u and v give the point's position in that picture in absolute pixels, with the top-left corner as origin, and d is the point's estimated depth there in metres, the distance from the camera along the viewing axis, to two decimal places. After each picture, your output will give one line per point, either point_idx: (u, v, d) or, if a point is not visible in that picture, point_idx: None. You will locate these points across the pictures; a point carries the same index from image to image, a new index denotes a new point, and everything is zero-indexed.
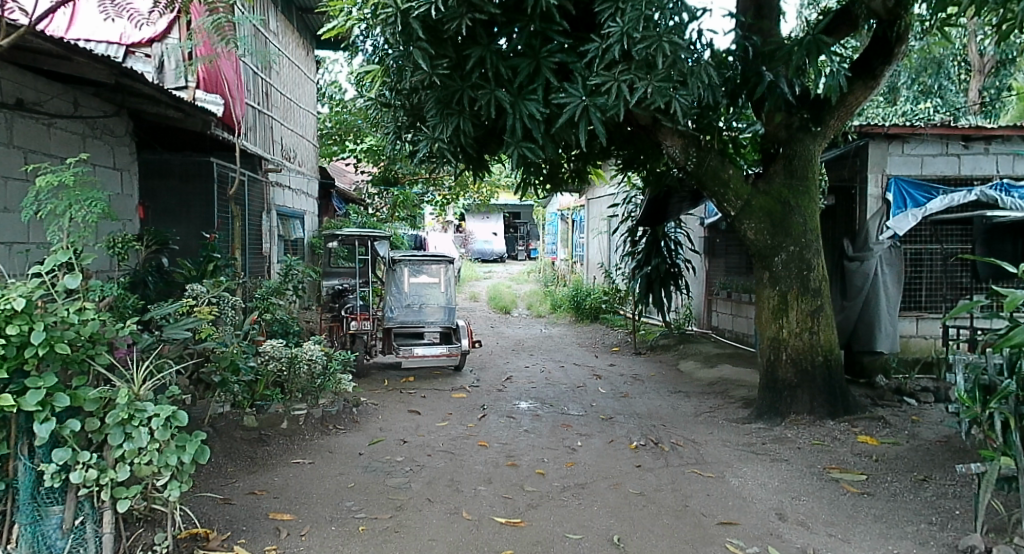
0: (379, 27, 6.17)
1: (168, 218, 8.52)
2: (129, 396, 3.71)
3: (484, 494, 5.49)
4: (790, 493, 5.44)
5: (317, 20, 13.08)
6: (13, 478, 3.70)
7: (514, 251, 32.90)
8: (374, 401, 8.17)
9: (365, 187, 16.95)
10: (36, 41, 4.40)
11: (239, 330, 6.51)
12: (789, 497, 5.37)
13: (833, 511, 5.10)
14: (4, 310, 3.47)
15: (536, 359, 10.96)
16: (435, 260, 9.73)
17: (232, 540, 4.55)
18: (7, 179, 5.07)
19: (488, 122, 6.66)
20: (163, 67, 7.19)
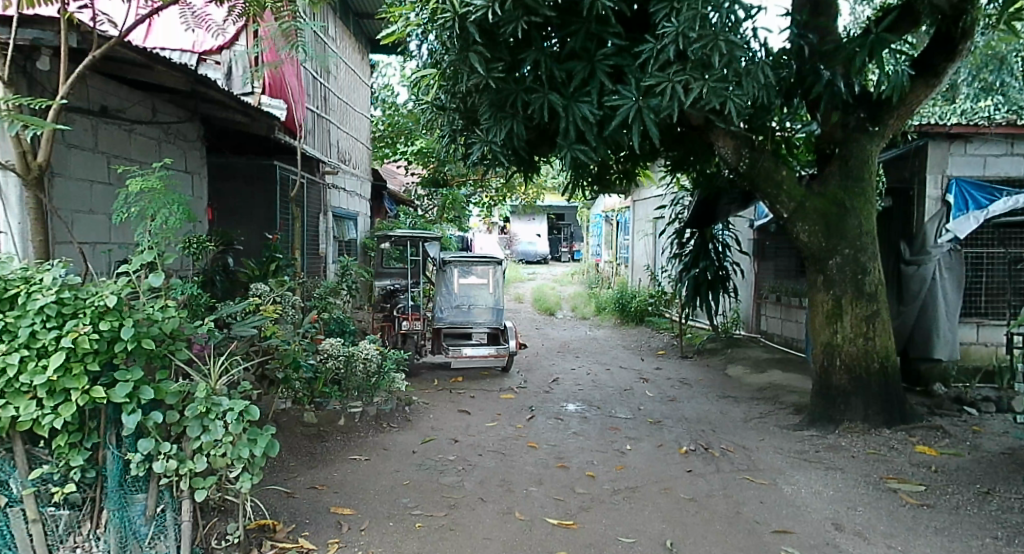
0: (436, 31, 6.28)
1: (232, 220, 8.77)
2: (206, 391, 3.89)
3: (537, 495, 5.57)
4: (845, 503, 5.40)
5: (374, 26, 13.32)
6: (103, 466, 3.85)
7: (557, 253, 32.87)
8: (425, 400, 8.31)
9: (415, 188, 17.22)
10: (123, 51, 4.61)
11: (298, 328, 6.71)
12: (845, 507, 5.33)
13: (891, 523, 5.06)
14: (96, 308, 3.67)
15: (582, 361, 11.01)
16: (482, 260, 9.82)
17: (297, 532, 4.71)
18: (93, 183, 5.30)
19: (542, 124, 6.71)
20: (231, 74, 7.43)
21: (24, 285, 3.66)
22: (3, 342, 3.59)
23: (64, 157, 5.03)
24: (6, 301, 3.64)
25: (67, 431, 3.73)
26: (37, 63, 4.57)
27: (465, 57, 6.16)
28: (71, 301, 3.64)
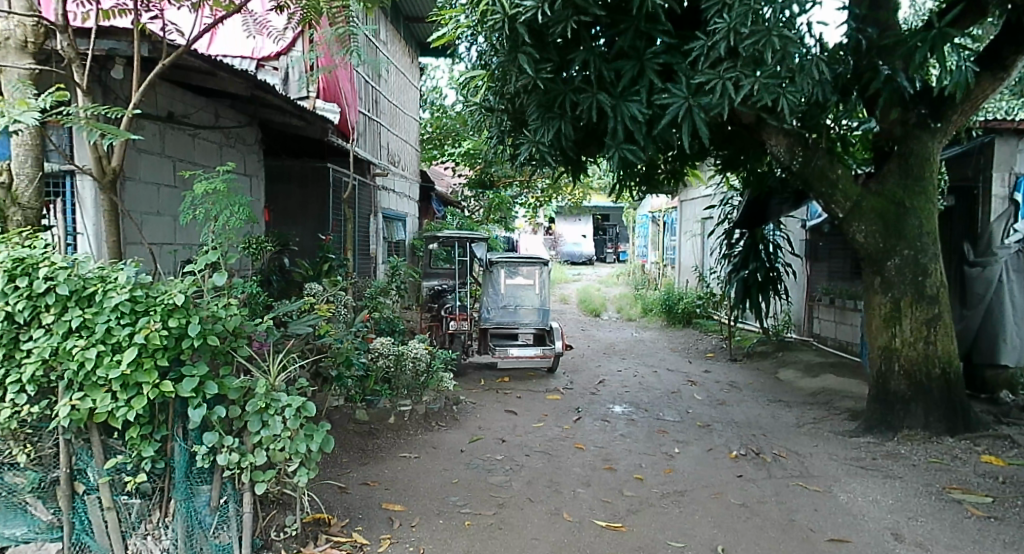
0: (486, 33, 6.35)
1: (287, 221, 8.98)
2: (266, 386, 4.02)
3: (584, 496, 5.59)
4: (906, 513, 5.31)
5: (424, 29, 13.47)
6: (171, 458, 4.01)
7: (602, 254, 32.73)
8: (473, 400, 8.40)
9: (462, 189, 17.41)
10: (190, 59, 4.78)
11: (351, 327, 6.85)
12: (906, 517, 5.24)
13: (956, 535, 4.96)
14: (165, 305, 3.82)
15: (628, 362, 10.98)
16: (528, 260, 9.87)
17: (350, 527, 4.81)
18: (160, 186, 5.50)
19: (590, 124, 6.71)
20: (288, 78, 7.57)
21: (100, 284, 3.81)
22: (82, 337, 3.77)
23: (134, 161, 5.24)
24: (84, 299, 3.81)
25: (138, 424, 3.90)
26: (111, 71, 4.83)
27: (514, 58, 6.22)
28: (142, 299, 3.80)
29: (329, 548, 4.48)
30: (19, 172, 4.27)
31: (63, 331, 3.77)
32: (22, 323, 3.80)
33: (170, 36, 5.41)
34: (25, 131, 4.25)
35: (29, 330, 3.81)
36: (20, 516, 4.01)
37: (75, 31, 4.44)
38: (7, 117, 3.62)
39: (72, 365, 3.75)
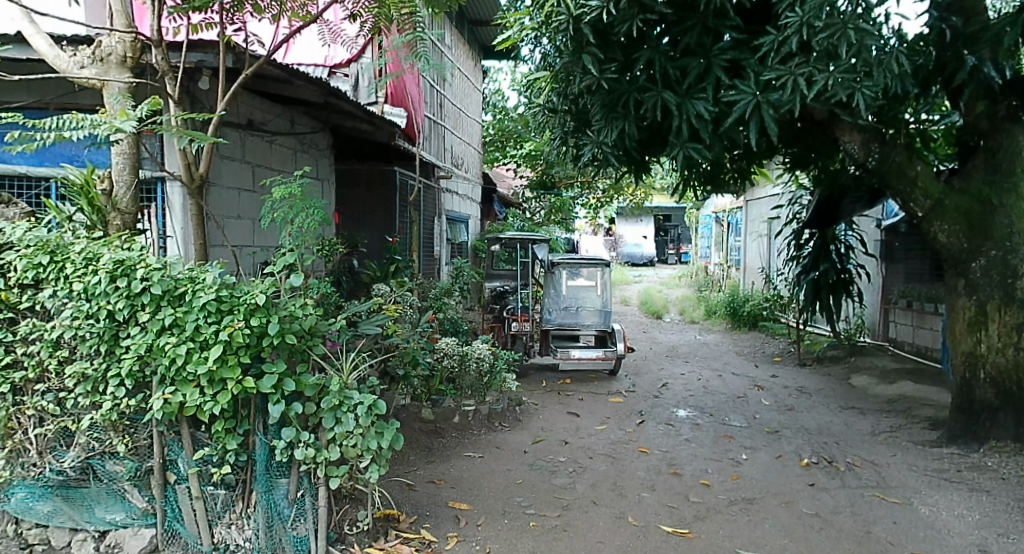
0: (550, 35, 6.33)
1: (356, 224, 9.22)
2: (340, 384, 4.14)
3: (649, 501, 5.59)
4: (994, 529, 5.15)
5: (487, 32, 13.58)
6: (252, 451, 4.17)
7: (663, 255, 32.36)
8: (535, 401, 8.46)
9: (523, 191, 17.48)
10: (269, 68, 4.98)
11: (417, 327, 6.97)
12: (994, 533, 5.09)
13: None
14: (247, 305, 3.98)
15: (692, 366, 10.87)
16: (591, 262, 9.90)
17: (418, 524, 4.89)
18: (240, 192, 5.72)
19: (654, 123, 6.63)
20: (359, 84, 7.79)
21: (189, 284, 4.01)
22: (174, 335, 3.97)
23: (218, 167, 5.46)
24: (175, 298, 4.01)
25: (223, 418, 4.07)
26: (199, 83, 5.09)
27: (578, 58, 6.21)
28: (227, 298, 3.97)
29: (400, 543, 4.54)
30: (118, 179, 4.53)
31: (157, 328, 3.97)
32: (121, 321, 4.01)
33: (255, 48, 5.77)
34: (124, 140, 4.51)
35: (127, 328, 4.03)
36: (119, 502, 4.25)
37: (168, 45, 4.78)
38: (106, 126, 3.83)
39: (165, 361, 3.95)
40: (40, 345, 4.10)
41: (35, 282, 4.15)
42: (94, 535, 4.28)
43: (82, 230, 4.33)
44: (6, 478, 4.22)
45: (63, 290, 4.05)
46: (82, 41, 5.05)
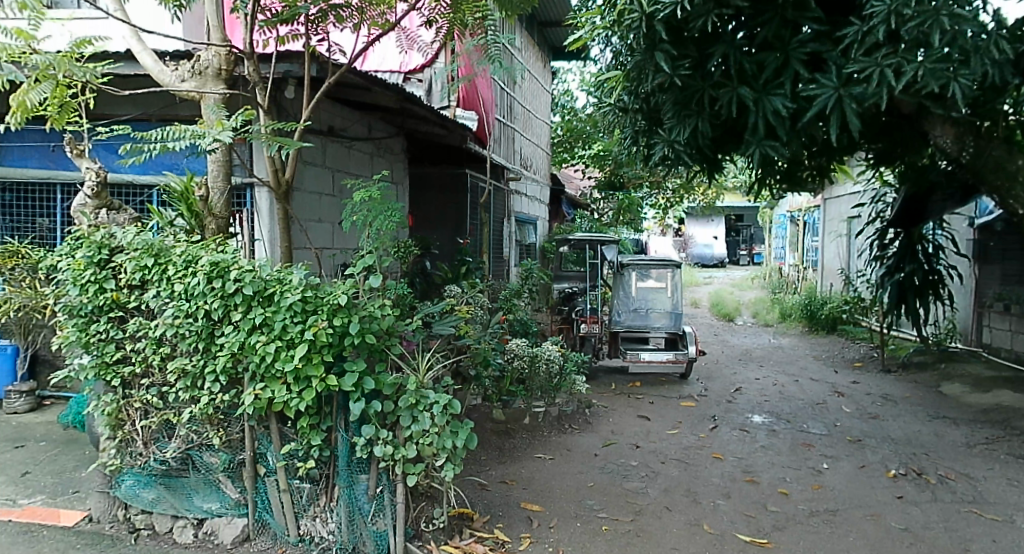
0: (621, 33, 6.21)
1: (429, 227, 9.38)
2: (416, 383, 4.24)
3: (725, 509, 5.52)
4: None
5: (557, 34, 13.62)
6: (334, 447, 4.31)
7: (735, 256, 31.78)
8: (604, 404, 8.44)
9: (591, 192, 17.41)
10: (350, 76, 5.15)
11: (488, 328, 7.07)
12: None
13: None
14: (330, 305, 4.12)
15: (767, 370, 10.66)
16: (660, 263, 9.86)
17: (491, 523, 4.94)
18: (321, 196, 5.94)
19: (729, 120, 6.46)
20: (432, 90, 7.92)
21: (277, 284, 4.16)
22: (264, 333, 4.14)
23: (302, 172, 5.68)
24: (264, 298, 4.17)
25: (308, 414, 4.23)
26: (285, 92, 5.36)
27: (651, 56, 6.12)
28: (312, 299, 4.12)
29: (474, 542, 4.61)
30: (213, 186, 4.77)
31: (248, 327, 4.16)
32: (216, 320, 4.22)
33: (335, 57, 5.95)
34: (219, 149, 4.70)
35: (222, 327, 4.23)
36: (214, 492, 4.45)
37: (258, 57, 4.99)
38: (207, 137, 4.02)
39: (256, 358, 4.14)
40: (146, 342, 4.31)
41: (142, 283, 4.38)
42: (193, 522, 4.47)
43: (182, 234, 4.55)
44: (116, 467, 4.47)
45: (165, 291, 4.26)
46: (183, 57, 5.34)
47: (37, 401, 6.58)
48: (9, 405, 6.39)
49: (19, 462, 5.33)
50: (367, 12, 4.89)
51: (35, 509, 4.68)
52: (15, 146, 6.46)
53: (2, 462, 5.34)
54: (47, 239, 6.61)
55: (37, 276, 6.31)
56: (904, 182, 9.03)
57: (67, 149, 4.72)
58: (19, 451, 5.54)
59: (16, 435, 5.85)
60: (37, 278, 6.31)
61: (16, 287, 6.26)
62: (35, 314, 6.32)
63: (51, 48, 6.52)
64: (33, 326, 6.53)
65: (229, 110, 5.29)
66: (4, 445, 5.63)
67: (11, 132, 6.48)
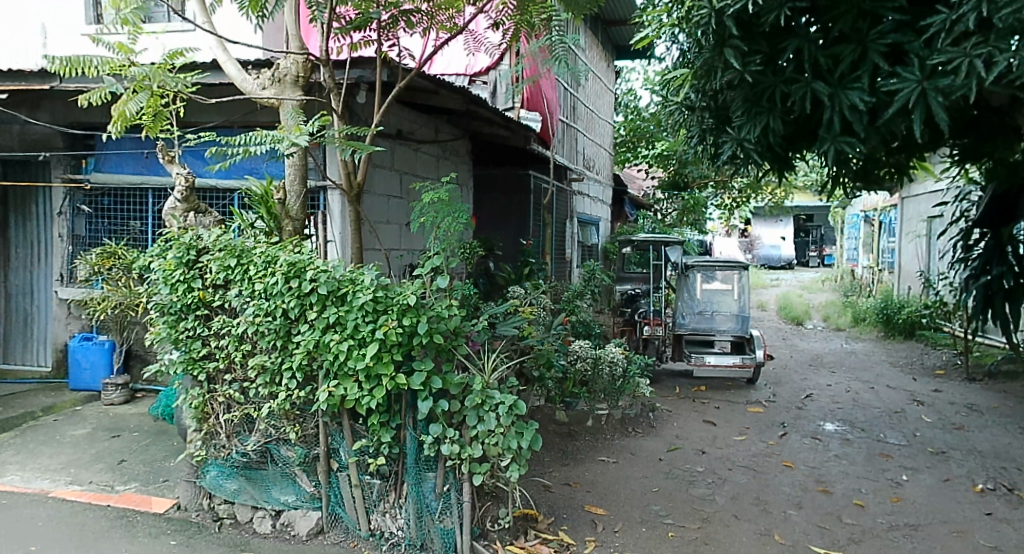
0: (690, 30, 5.99)
1: (491, 228, 9.41)
2: (482, 383, 4.29)
3: (797, 519, 5.42)
4: None
5: (621, 32, 13.53)
6: (403, 444, 4.40)
7: (804, 257, 31.04)
8: (668, 408, 8.36)
9: (654, 192, 17.23)
10: (418, 80, 5.27)
11: (550, 330, 7.09)
12: None
13: None
14: (399, 305, 4.21)
15: (839, 377, 10.38)
16: (725, 264, 9.64)
17: (556, 525, 4.96)
18: (389, 198, 6.08)
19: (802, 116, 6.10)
20: (496, 91, 8.11)
21: (350, 285, 4.27)
22: (337, 332, 4.26)
23: (372, 175, 5.82)
24: (338, 298, 4.29)
25: (378, 411, 4.32)
26: (357, 97, 5.54)
27: (720, 52, 5.83)
28: (382, 299, 4.21)
29: (540, 543, 4.64)
30: (290, 190, 4.94)
31: (322, 326, 4.27)
32: (293, 318, 4.34)
33: (405, 61, 6.09)
34: (295, 153, 4.89)
35: (298, 325, 4.35)
36: (291, 485, 4.59)
37: (333, 63, 5.12)
38: (285, 141, 4.16)
39: (329, 356, 4.25)
40: (229, 339, 4.48)
41: (225, 282, 4.54)
42: (271, 513, 4.63)
43: (261, 235, 4.70)
44: (202, 458, 4.64)
45: (246, 290, 4.41)
46: (264, 66, 5.49)
47: (131, 394, 6.88)
48: (107, 396, 6.67)
49: (116, 451, 5.60)
50: (436, 16, 5.02)
51: (130, 495, 4.92)
52: (113, 153, 6.81)
53: (101, 450, 5.61)
54: (138, 242, 6.92)
55: (131, 276, 6.62)
56: (995, 178, 8.48)
57: (159, 156, 4.95)
58: (115, 440, 5.80)
59: (112, 425, 6.13)
60: (132, 278, 6.64)
61: (113, 286, 6.58)
62: (129, 310, 6.65)
63: (146, 60, 6.93)
64: (127, 322, 6.86)
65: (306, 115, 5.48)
66: (101, 434, 5.91)
67: (112, 140, 6.86)
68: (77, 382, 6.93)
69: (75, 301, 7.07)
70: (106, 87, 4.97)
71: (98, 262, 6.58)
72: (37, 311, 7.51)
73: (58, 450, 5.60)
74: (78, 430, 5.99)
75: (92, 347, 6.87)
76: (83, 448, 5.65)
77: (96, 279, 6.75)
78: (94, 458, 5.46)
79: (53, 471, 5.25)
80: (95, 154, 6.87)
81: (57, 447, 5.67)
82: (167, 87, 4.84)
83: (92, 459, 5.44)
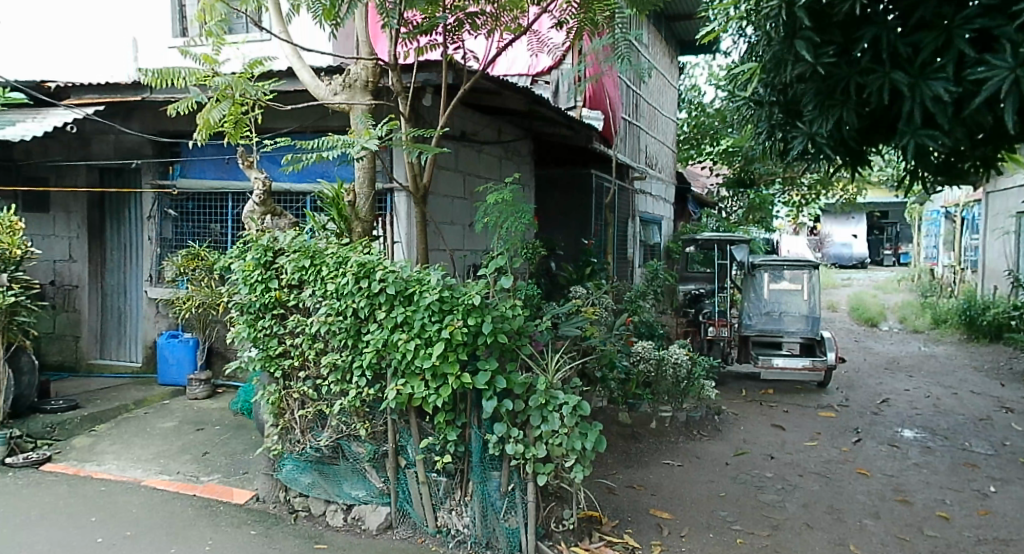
0: (758, 23, 5.84)
1: (553, 227, 9.44)
2: (546, 384, 4.30)
3: (874, 530, 5.27)
4: None
5: (685, 27, 13.35)
6: (468, 443, 4.45)
7: (879, 256, 30.11)
8: (735, 411, 8.23)
9: (718, 190, 16.97)
10: (482, 81, 5.33)
11: (613, 330, 7.07)
12: None
13: None
14: (465, 305, 4.27)
15: (918, 381, 10.04)
16: (795, 264, 9.39)
17: (621, 528, 4.95)
18: (453, 199, 6.16)
19: (879, 108, 5.72)
20: (558, 91, 8.06)
21: (417, 285, 4.35)
22: (405, 332, 4.32)
23: (438, 177, 5.90)
24: (405, 298, 4.36)
25: (444, 410, 4.37)
26: (423, 101, 5.65)
27: (790, 44, 5.66)
28: (448, 299, 4.27)
29: (604, 546, 4.63)
30: (360, 192, 5.07)
31: (390, 325, 4.35)
32: (363, 318, 4.44)
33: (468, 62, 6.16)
34: (365, 156, 5.02)
35: (368, 324, 4.44)
36: (360, 480, 4.69)
37: (400, 67, 5.24)
38: (356, 145, 4.26)
39: (397, 354, 4.33)
40: (303, 338, 4.61)
41: (300, 283, 4.68)
42: (343, 507, 4.74)
43: (333, 236, 4.82)
44: (278, 451, 4.79)
45: (319, 290, 4.53)
46: (335, 71, 5.62)
47: (213, 389, 7.10)
48: (191, 391, 6.92)
49: (200, 444, 5.81)
50: (501, 18, 5.06)
51: (213, 486, 5.11)
52: (197, 159, 7.06)
53: (186, 442, 5.83)
54: (219, 244, 7.17)
55: (213, 277, 6.83)
56: None
57: (239, 161, 5.13)
58: (199, 433, 6.02)
59: (195, 418, 6.36)
60: (214, 278, 6.85)
61: (197, 286, 6.81)
62: (212, 310, 6.87)
63: (228, 70, 7.09)
64: (210, 320, 7.06)
65: (375, 119, 5.61)
66: (186, 427, 6.14)
67: (197, 147, 7.11)
68: (164, 377, 7.23)
69: (163, 300, 7.31)
70: (192, 97, 5.28)
71: (183, 263, 6.81)
72: (130, 309, 7.91)
73: (148, 441, 5.85)
74: (166, 423, 6.24)
75: (178, 344, 7.18)
76: (171, 439, 5.88)
77: (181, 279, 6.98)
78: (180, 450, 5.68)
79: (144, 462, 5.50)
80: (181, 161, 7.14)
81: (148, 438, 5.93)
82: (248, 95, 5.05)
83: (179, 450, 5.67)
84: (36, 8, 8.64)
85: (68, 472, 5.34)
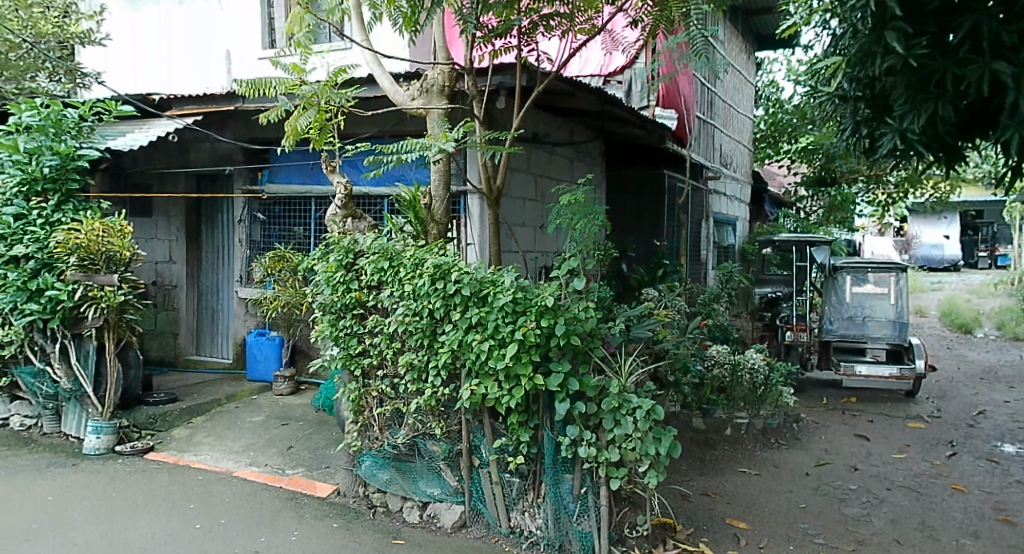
0: (841, 16, 5.66)
1: (626, 229, 9.39)
2: (619, 387, 4.27)
3: (971, 550, 5.05)
4: None
5: (763, 22, 13.04)
6: (540, 444, 4.46)
7: (973, 258, 28.71)
8: (816, 419, 8.00)
9: (796, 190, 16.52)
10: (555, 83, 5.35)
11: (686, 333, 6.97)
12: None
13: None
14: (538, 306, 4.29)
15: (1018, 393, 9.54)
16: (881, 266, 9.02)
17: (696, 537, 4.87)
18: (525, 201, 6.18)
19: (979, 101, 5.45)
20: (632, 90, 7.90)
21: (491, 287, 4.39)
22: (479, 332, 4.37)
23: (511, 180, 5.94)
24: (480, 299, 4.42)
25: (517, 411, 4.39)
26: (496, 104, 5.69)
27: (880, 36, 5.37)
28: (522, 300, 4.31)
29: None
30: (435, 195, 5.15)
31: (465, 326, 4.40)
32: (438, 318, 4.50)
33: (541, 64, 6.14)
34: (440, 159, 5.08)
35: (443, 325, 4.50)
36: (436, 478, 4.76)
37: (476, 71, 5.31)
38: (433, 148, 4.34)
39: (472, 355, 4.37)
40: (381, 337, 4.70)
41: (378, 283, 4.77)
42: (418, 505, 4.81)
43: (409, 239, 4.89)
44: (357, 448, 4.89)
45: (397, 291, 4.61)
46: (414, 77, 5.73)
47: (297, 385, 7.29)
48: (277, 386, 7.14)
49: (285, 438, 5.99)
50: (575, 19, 5.05)
51: (297, 479, 5.27)
52: (284, 165, 7.31)
53: (273, 436, 6.03)
54: (303, 247, 7.39)
55: (298, 277, 7.08)
56: None
57: (323, 166, 5.27)
58: (285, 427, 6.20)
59: (281, 413, 6.56)
60: (298, 279, 7.10)
61: (282, 286, 7.06)
62: (296, 310, 7.10)
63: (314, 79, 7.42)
64: (294, 320, 7.29)
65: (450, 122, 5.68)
66: (273, 422, 6.34)
67: (282, 153, 7.36)
68: (253, 373, 7.48)
69: (252, 299, 7.57)
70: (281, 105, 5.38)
71: (270, 264, 7.06)
72: (222, 308, 8.23)
73: (239, 435, 6.06)
74: (254, 417, 6.46)
75: (265, 342, 7.41)
76: (259, 433, 6.08)
77: (269, 280, 7.23)
78: (267, 443, 5.87)
79: (235, 453, 5.71)
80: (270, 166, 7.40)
81: (238, 431, 6.14)
82: (332, 103, 5.17)
83: (266, 444, 5.86)
84: (135, 19, 9.08)
85: (168, 462, 5.60)
